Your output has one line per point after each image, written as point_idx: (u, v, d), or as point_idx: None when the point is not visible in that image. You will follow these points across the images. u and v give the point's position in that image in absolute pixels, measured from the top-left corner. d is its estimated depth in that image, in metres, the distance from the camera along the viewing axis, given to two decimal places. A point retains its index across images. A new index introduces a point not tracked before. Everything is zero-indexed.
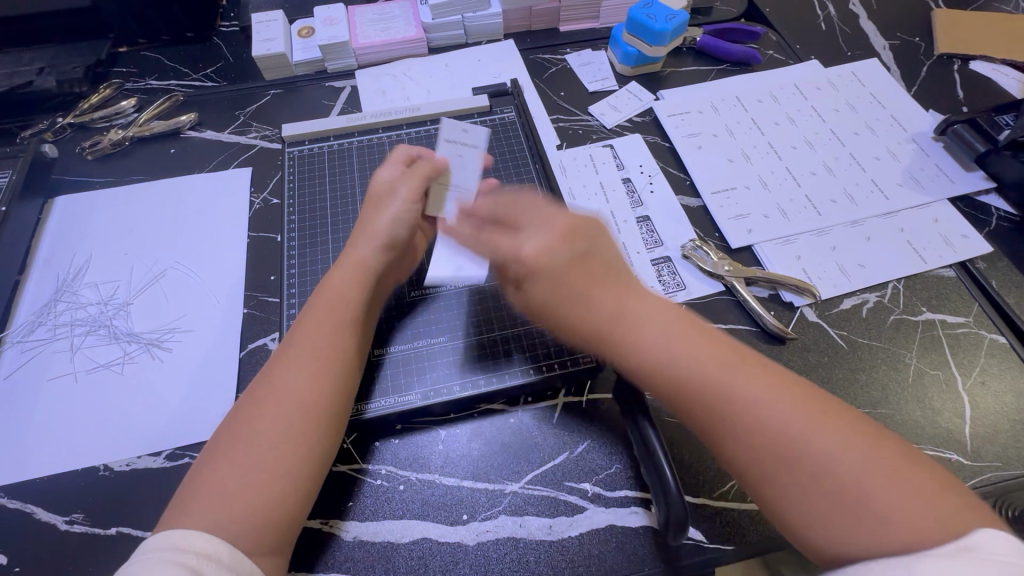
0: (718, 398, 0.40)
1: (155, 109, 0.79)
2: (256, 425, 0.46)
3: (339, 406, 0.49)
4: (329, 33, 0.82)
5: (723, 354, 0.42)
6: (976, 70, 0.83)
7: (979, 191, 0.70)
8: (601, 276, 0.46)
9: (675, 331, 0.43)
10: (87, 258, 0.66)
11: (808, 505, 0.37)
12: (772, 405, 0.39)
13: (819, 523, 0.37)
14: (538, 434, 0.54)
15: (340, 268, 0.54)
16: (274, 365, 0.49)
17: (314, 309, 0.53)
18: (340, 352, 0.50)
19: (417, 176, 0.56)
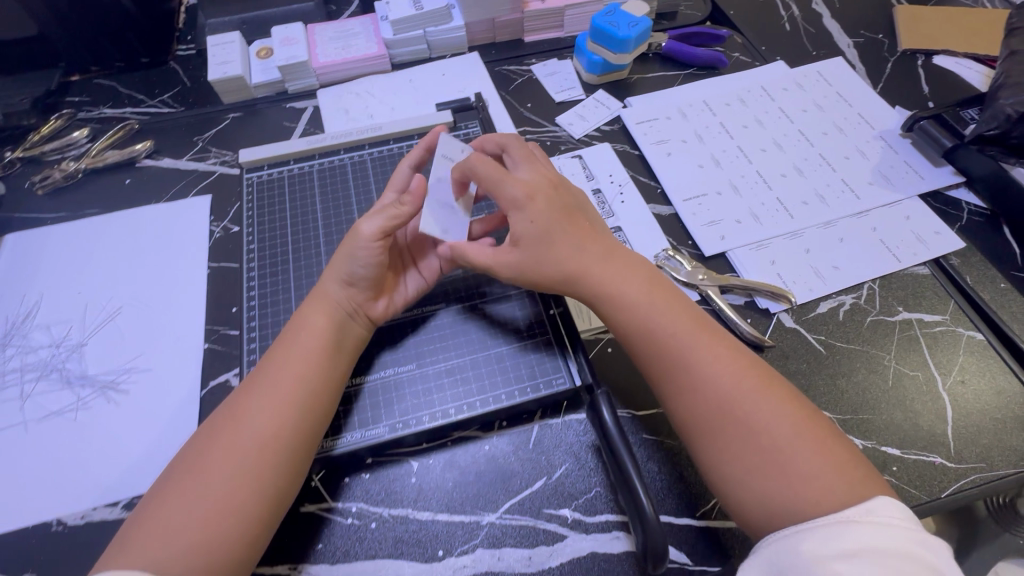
0: (672, 352, 0.46)
1: (109, 139, 0.76)
2: (212, 459, 0.44)
3: (301, 442, 0.47)
4: (287, 53, 0.80)
5: (681, 318, 0.48)
6: (939, 65, 0.83)
7: (948, 186, 0.69)
8: (581, 229, 0.52)
9: (640, 289, 0.50)
10: (39, 298, 0.63)
11: (735, 460, 0.42)
12: (716, 366, 0.45)
13: (742, 476, 0.42)
14: (515, 460, 0.52)
15: (312, 301, 0.53)
16: (239, 398, 0.48)
17: (284, 339, 0.51)
18: (305, 383, 0.48)
19: (387, 216, 0.53)
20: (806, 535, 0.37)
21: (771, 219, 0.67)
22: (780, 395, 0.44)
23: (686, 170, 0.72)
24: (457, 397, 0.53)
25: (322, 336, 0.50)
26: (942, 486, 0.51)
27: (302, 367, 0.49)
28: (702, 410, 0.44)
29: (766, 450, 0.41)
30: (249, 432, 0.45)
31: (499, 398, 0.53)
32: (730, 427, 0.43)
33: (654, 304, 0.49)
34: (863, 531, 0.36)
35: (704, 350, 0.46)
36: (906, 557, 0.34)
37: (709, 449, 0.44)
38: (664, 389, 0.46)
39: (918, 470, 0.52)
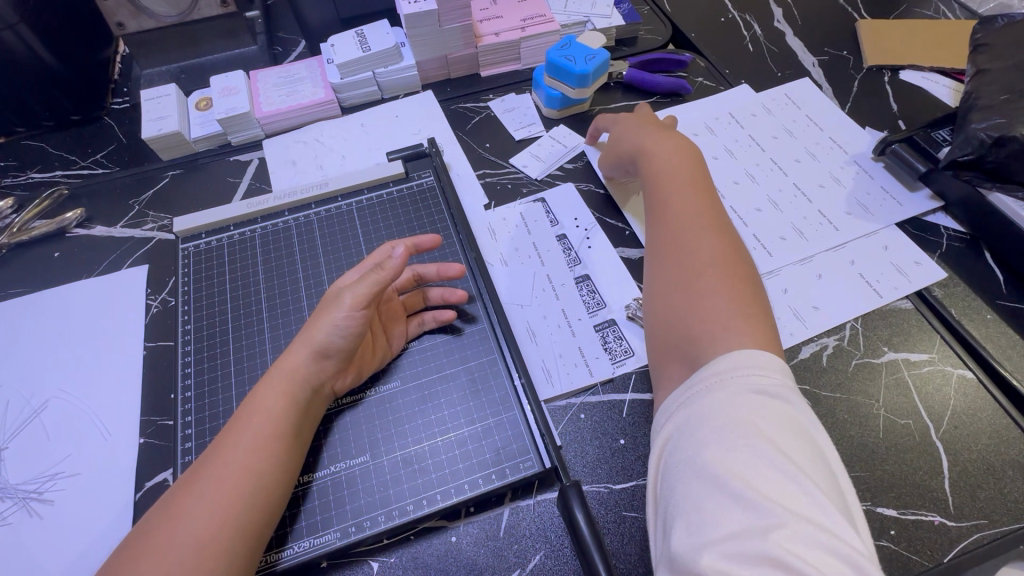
0: (665, 215, 0.56)
1: (35, 209, 0.70)
2: (146, 555, 0.39)
3: (246, 537, 0.41)
4: (227, 104, 0.75)
5: (698, 205, 0.55)
6: (906, 80, 0.81)
7: (926, 212, 0.67)
8: (658, 131, 0.64)
9: (669, 172, 0.59)
10: None
11: (676, 294, 0.50)
12: (700, 237, 0.52)
13: (670, 305, 0.50)
14: (485, 552, 0.47)
15: (271, 377, 0.48)
16: (181, 486, 0.43)
17: (234, 421, 0.46)
18: (250, 471, 0.43)
19: (370, 281, 0.50)
20: (698, 403, 0.40)
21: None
22: (738, 281, 0.49)
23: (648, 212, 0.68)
24: (416, 490, 0.48)
25: (276, 417, 0.46)
26: (946, 549, 0.48)
27: (246, 449, 0.44)
28: (666, 250, 0.53)
29: (695, 297, 0.48)
30: (185, 517, 0.40)
31: (462, 487, 0.48)
32: (681, 269, 0.51)
33: (673, 176, 0.58)
34: (742, 400, 0.38)
35: (693, 219, 0.54)
36: (777, 423, 0.37)
37: (655, 286, 0.53)
38: (654, 237, 0.56)
39: (917, 532, 0.48)
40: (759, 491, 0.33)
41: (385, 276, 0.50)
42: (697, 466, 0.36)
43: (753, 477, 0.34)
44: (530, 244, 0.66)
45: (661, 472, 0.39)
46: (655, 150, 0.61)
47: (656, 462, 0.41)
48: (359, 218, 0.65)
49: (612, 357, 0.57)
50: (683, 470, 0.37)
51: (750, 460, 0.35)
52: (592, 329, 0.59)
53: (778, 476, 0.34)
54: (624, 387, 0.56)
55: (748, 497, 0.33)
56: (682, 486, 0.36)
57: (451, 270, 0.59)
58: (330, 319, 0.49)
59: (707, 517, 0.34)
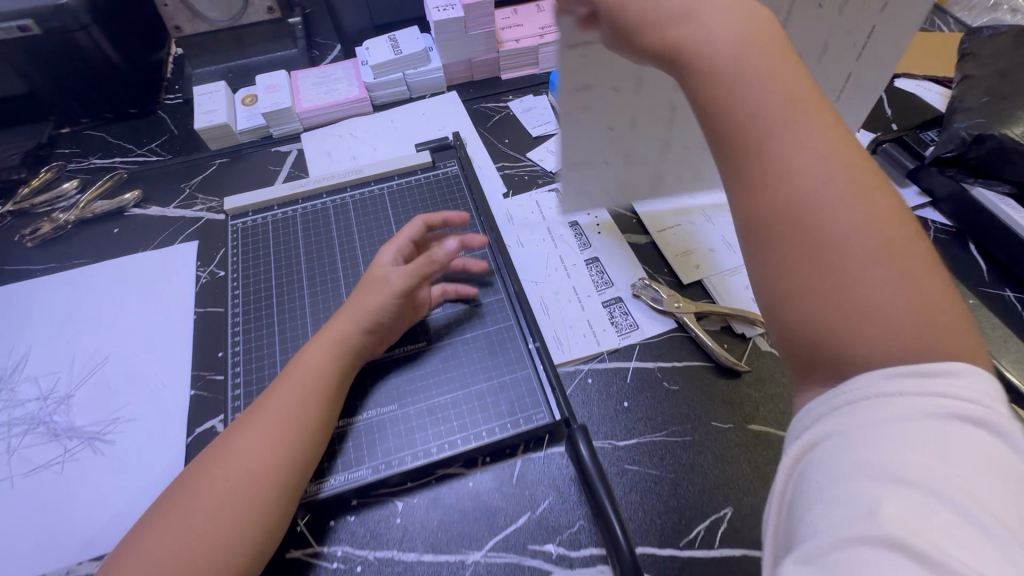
0: (767, 160, 0.37)
1: (98, 189, 0.78)
2: (202, 486, 0.45)
3: (293, 478, 0.47)
4: (272, 100, 0.82)
5: (815, 131, 0.37)
6: (900, 87, 0.87)
7: (914, 206, 0.72)
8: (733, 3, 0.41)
9: (760, 77, 0.38)
10: (27, 351, 0.64)
11: (809, 285, 0.35)
12: (824, 188, 0.35)
13: (806, 297, 0.35)
14: (499, 496, 0.53)
15: (315, 345, 0.53)
16: (234, 431, 0.49)
17: (275, 390, 0.51)
18: (290, 441, 0.48)
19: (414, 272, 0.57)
20: (854, 425, 0.31)
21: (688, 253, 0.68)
22: (897, 237, 0.34)
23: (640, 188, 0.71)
24: (439, 435, 0.54)
25: (311, 390, 0.50)
26: None
27: (283, 423, 0.48)
28: (789, 221, 0.36)
29: (849, 288, 0.34)
30: (221, 481, 0.45)
31: (480, 434, 0.54)
32: (812, 252, 0.35)
33: (762, 86, 0.38)
34: (920, 426, 0.30)
35: (812, 163, 0.36)
36: (962, 455, 0.28)
37: (790, 264, 0.36)
38: (784, 187, 0.36)
39: None
40: (933, 538, 0.26)
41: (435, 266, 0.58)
42: (841, 501, 0.29)
43: (915, 512, 0.27)
44: (544, 230, 0.72)
45: (794, 502, 0.32)
46: (718, 37, 0.39)
47: (789, 487, 0.33)
48: (389, 201, 0.72)
49: (619, 329, 0.63)
50: (827, 501, 0.30)
51: (922, 502, 0.27)
52: (601, 305, 0.65)
53: (955, 519, 0.27)
54: (628, 356, 0.61)
55: (911, 546, 0.26)
56: (813, 514, 0.30)
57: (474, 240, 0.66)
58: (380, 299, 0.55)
59: (836, 549, 0.28)
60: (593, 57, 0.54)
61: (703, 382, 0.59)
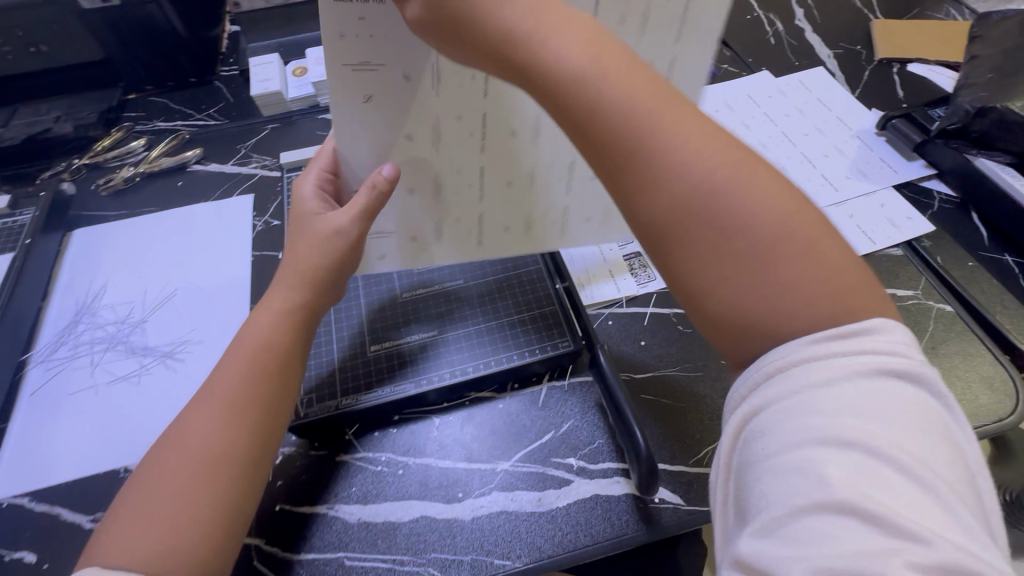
0: (648, 155, 0.36)
1: (163, 147, 0.86)
2: (173, 462, 0.45)
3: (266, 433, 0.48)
4: (321, 70, 0.90)
5: (684, 121, 0.36)
6: (913, 71, 0.91)
7: (921, 178, 0.76)
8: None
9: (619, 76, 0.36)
10: (104, 283, 0.72)
11: (718, 276, 0.35)
12: (707, 174, 0.35)
13: (721, 288, 0.35)
14: (526, 416, 0.59)
15: (274, 296, 0.53)
16: (193, 407, 0.48)
17: (240, 342, 0.51)
18: (266, 380, 0.49)
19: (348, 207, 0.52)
20: (781, 399, 0.34)
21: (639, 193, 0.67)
22: (786, 202, 0.36)
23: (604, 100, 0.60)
24: (473, 357, 0.60)
25: (271, 333, 0.51)
26: None
27: (243, 369, 0.49)
28: (681, 217, 0.35)
29: (756, 277, 0.35)
30: (197, 429, 0.46)
31: (511, 357, 0.59)
32: (712, 243, 0.35)
33: (622, 84, 0.36)
34: (848, 394, 0.32)
35: (689, 148, 0.36)
36: (886, 414, 0.32)
37: (705, 267, 0.36)
38: (676, 188, 0.35)
39: None
40: (888, 508, 0.30)
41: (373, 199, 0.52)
42: (790, 474, 0.32)
43: (860, 481, 0.30)
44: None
45: (745, 479, 0.35)
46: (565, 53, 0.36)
47: (735, 461, 0.36)
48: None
49: (638, 279, 0.68)
50: (781, 480, 0.32)
51: (866, 472, 0.31)
52: (622, 258, 0.70)
53: (900, 483, 0.30)
54: (646, 303, 0.67)
55: (860, 509, 0.30)
56: (764, 486, 0.33)
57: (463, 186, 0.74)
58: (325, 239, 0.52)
59: (798, 535, 0.31)
60: (376, 22, 0.45)
61: None
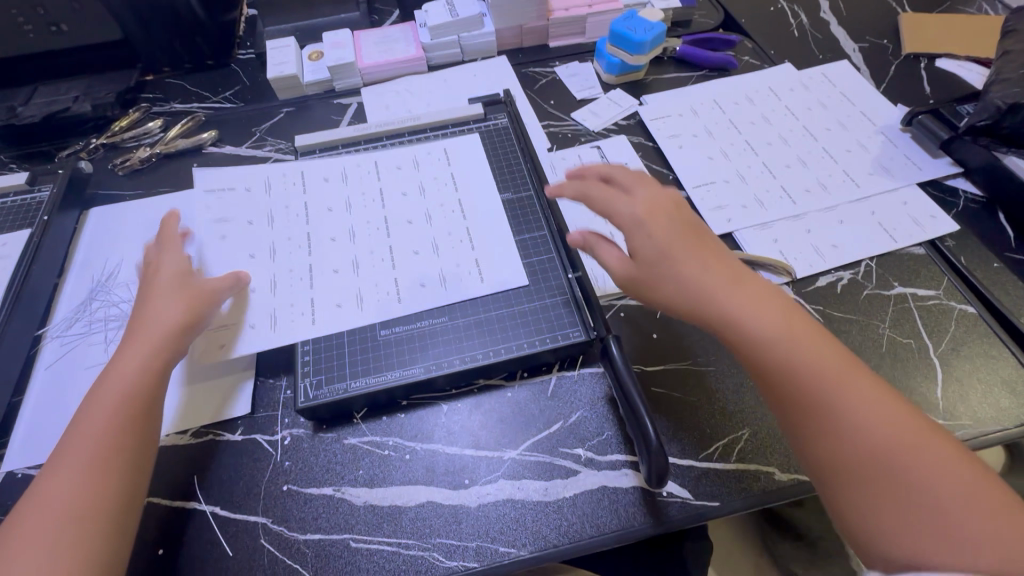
0: (811, 400, 0.44)
1: (179, 129, 0.86)
2: (81, 464, 0.46)
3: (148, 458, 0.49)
4: (337, 55, 0.89)
5: (828, 357, 0.45)
6: (941, 67, 0.88)
7: (946, 176, 0.74)
8: (687, 242, 0.51)
9: (767, 306, 0.47)
10: (120, 261, 0.72)
11: (872, 511, 0.41)
12: (864, 417, 0.43)
13: (877, 523, 0.41)
14: (535, 405, 0.59)
15: (129, 346, 0.53)
16: (107, 407, 0.49)
17: (92, 396, 0.51)
18: (125, 435, 0.49)
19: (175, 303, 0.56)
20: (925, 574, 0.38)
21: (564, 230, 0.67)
22: (922, 428, 0.43)
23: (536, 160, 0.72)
24: (483, 344, 0.60)
25: (134, 388, 0.51)
26: None
27: (117, 422, 0.49)
28: (832, 444, 0.43)
29: (917, 486, 0.41)
30: (74, 480, 0.46)
31: (521, 346, 0.59)
32: (867, 475, 0.42)
33: (790, 334, 0.46)
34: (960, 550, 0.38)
35: (844, 377, 0.44)
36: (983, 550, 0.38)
37: (865, 499, 0.42)
38: (850, 439, 0.42)
39: None
40: None
41: (221, 292, 0.60)
42: None
43: None
44: (448, 174, 0.75)
45: None
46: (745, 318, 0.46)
47: None
48: (418, 148, 0.78)
49: None
50: None
51: None
52: None
53: None
54: None
55: None
56: None
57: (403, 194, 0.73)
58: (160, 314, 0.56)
59: None
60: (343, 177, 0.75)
61: None
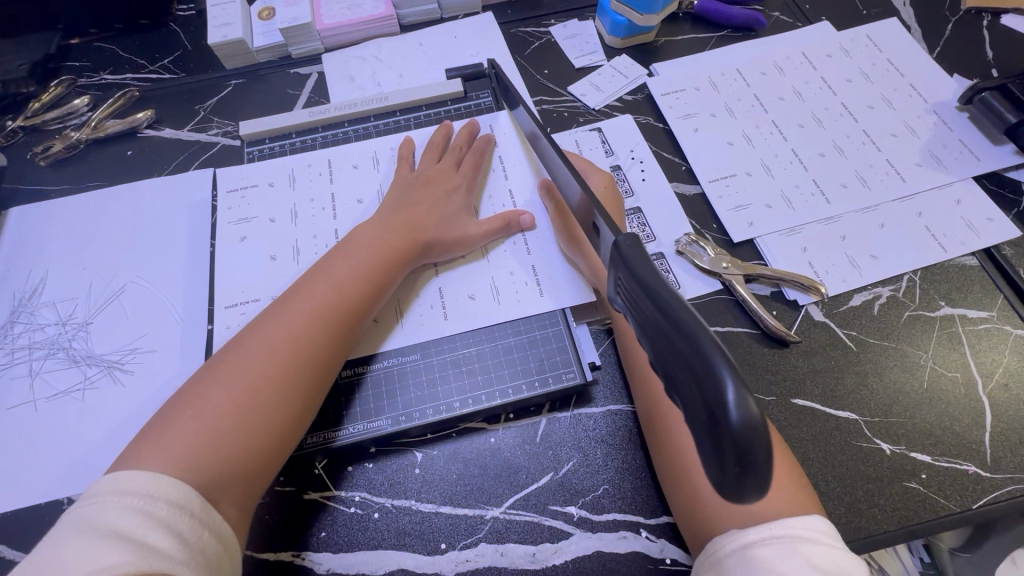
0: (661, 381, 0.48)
1: (109, 107, 0.74)
2: (263, 353, 0.46)
3: (323, 371, 0.48)
4: (290, 14, 0.75)
5: None
6: (1007, 26, 0.75)
7: (1007, 167, 0.63)
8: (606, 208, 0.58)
9: None
10: (44, 275, 0.63)
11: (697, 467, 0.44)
12: None
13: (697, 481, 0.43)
14: (519, 453, 0.51)
15: (345, 252, 0.53)
16: (293, 301, 0.50)
17: (289, 296, 0.51)
18: (316, 341, 0.48)
19: (445, 194, 0.59)
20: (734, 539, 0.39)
21: (559, 252, 0.58)
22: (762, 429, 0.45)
23: (540, 132, 0.55)
24: (462, 389, 0.52)
25: (342, 298, 0.50)
26: (975, 496, 0.48)
27: (314, 324, 0.48)
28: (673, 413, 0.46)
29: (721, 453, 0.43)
30: (250, 372, 0.45)
31: (506, 391, 0.52)
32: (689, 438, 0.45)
33: None
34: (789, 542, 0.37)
35: None
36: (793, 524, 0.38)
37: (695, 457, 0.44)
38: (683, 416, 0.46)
39: (948, 478, 0.49)
40: None
41: (497, 224, 0.58)
42: None
43: None
44: (494, 158, 0.65)
45: None
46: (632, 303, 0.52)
47: None
48: (388, 135, 0.67)
49: None
50: None
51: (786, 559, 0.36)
52: None
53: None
54: None
55: None
56: None
57: (475, 169, 0.62)
58: (424, 208, 0.57)
59: None
60: (363, 167, 0.65)
61: (748, 351, 0.55)
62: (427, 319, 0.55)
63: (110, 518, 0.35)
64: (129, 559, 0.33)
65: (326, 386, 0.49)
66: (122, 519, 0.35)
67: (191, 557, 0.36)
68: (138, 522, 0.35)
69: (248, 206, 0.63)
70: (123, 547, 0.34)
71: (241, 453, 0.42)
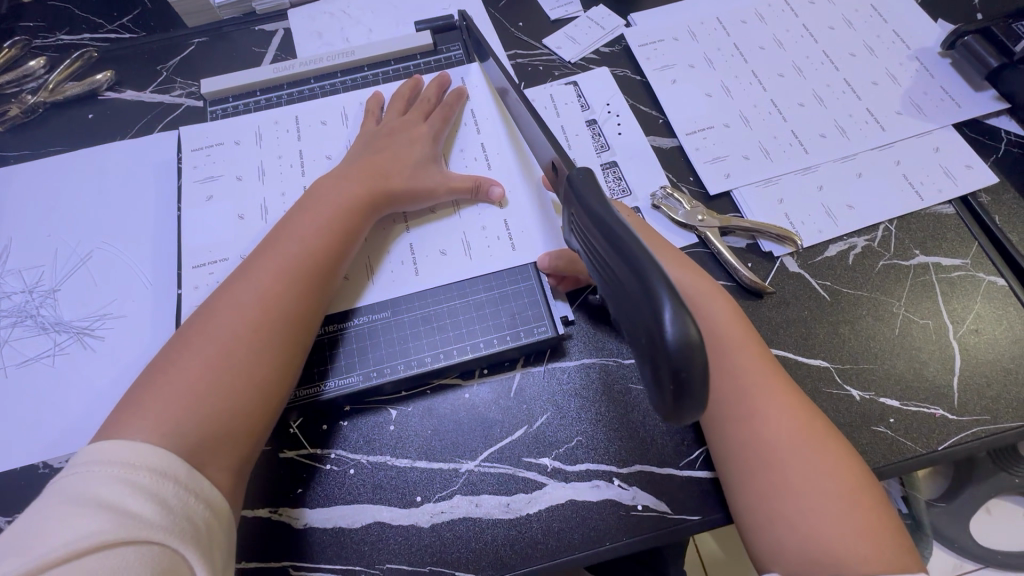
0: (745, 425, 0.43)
1: (66, 69, 0.71)
2: (233, 316, 0.45)
3: (298, 328, 0.47)
4: None
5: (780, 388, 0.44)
6: None
7: (987, 114, 0.62)
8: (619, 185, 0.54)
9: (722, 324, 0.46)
10: (8, 243, 0.61)
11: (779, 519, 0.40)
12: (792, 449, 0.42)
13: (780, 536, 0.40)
14: (493, 408, 0.51)
15: (310, 210, 0.52)
16: (259, 261, 0.48)
17: (254, 257, 0.49)
18: (286, 297, 0.47)
19: (410, 144, 0.58)
20: None
21: (531, 204, 0.57)
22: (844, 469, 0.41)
23: (508, 83, 0.54)
24: (434, 346, 0.52)
25: (307, 254, 0.49)
26: (941, 438, 0.49)
27: (281, 282, 0.47)
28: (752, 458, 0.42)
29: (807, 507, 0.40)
30: (222, 335, 0.44)
31: (478, 346, 0.52)
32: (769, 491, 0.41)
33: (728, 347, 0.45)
34: None
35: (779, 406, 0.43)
36: None
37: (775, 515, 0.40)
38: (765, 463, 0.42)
39: (916, 422, 0.49)
40: None
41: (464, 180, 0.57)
42: None
43: None
44: (466, 111, 0.63)
45: None
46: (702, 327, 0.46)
47: None
48: (356, 92, 0.65)
49: None
50: None
51: None
52: None
53: None
54: None
55: None
56: None
57: (444, 120, 0.61)
58: (390, 158, 0.56)
59: None
60: (331, 123, 0.63)
61: None
62: (399, 276, 0.55)
63: (92, 488, 0.35)
64: (108, 527, 0.33)
65: (306, 343, 0.48)
66: (104, 489, 0.35)
67: (175, 523, 0.36)
68: (120, 493, 0.35)
69: (214, 168, 0.61)
70: (101, 515, 0.34)
71: (226, 413, 0.42)
